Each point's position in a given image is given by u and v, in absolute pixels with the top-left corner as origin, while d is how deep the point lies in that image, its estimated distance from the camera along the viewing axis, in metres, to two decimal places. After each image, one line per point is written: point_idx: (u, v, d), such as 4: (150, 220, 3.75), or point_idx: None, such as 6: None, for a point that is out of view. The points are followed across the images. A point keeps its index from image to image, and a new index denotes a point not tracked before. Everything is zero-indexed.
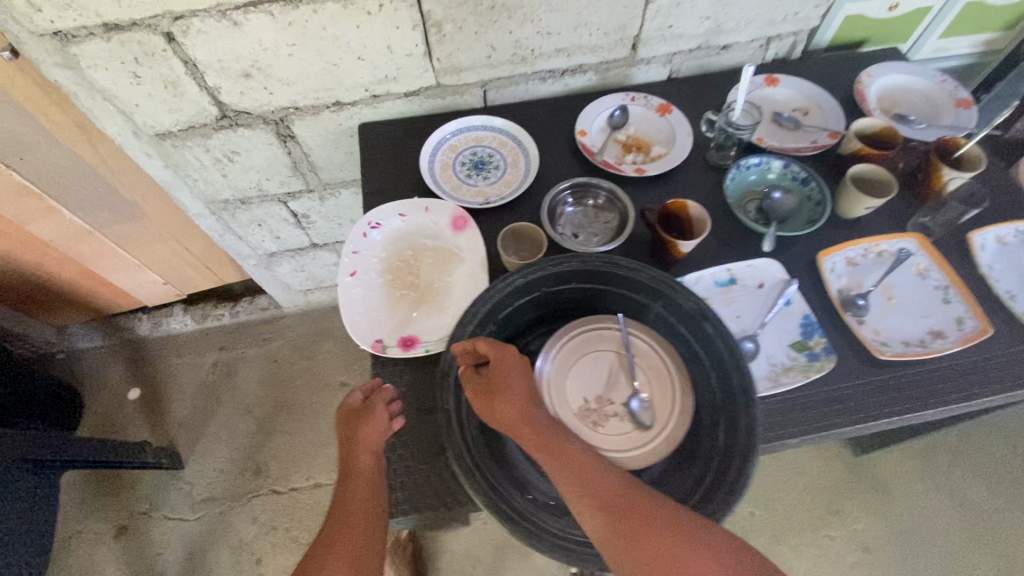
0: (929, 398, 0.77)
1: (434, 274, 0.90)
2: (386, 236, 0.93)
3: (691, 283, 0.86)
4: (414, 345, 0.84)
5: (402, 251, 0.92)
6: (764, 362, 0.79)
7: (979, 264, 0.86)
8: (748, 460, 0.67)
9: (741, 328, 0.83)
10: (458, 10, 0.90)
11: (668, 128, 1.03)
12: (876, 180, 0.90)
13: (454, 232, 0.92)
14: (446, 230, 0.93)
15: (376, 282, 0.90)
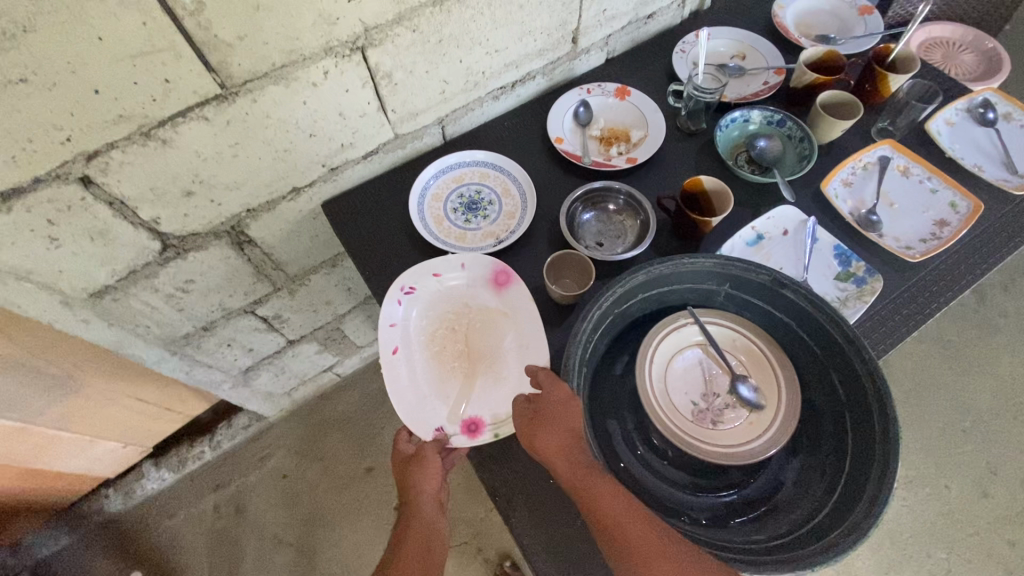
0: (962, 280, 0.85)
1: (483, 341, 0.82)
2: (421, 304, 0.84)
3: (728, 252, 0.88)
4: (480, 429, 0.75)
5: (442, 319, 0.84)
6: None
7: (944, 149, 0.96)
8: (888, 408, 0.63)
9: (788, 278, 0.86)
10: (407, 53, 0.82)
11: (634, 110, 1.03)
12: (840, 104, 0.96)
13: (497, 291, 0.84)
14: (487, 291, 0.85)
15: (423, 356, 0.81)
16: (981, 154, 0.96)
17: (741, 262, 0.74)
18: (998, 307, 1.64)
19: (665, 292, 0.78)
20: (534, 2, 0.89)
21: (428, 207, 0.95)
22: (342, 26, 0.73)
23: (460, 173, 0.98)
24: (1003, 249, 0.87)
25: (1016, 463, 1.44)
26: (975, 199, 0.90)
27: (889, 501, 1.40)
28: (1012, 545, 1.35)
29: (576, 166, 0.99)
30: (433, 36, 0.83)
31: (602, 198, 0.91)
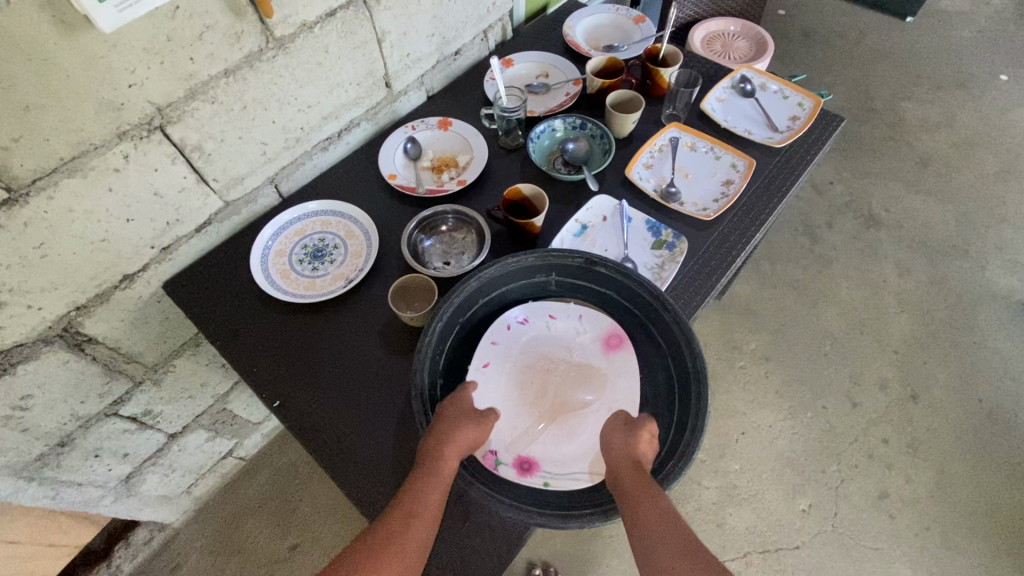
0: (752, 226, 0.99)
1: (573, 394, 0.78)
2: (529, 333, 0.84)
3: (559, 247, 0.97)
4: (531, 470, 0.71)
5: (545, 357, 0.82)
6: (645, 272, 0.94)
7: (720, 122, 1.13)
8: (692, 342, 0.74)
9: (614, 257, 0.96)
10: (212, 124, 0.85)
11: (458, 137, 1.12)
12: (628, 100, 1.10)
13: (606, 353, 0.81)
14: (597, 350, 0.82)
15: (508, 381, 0.80)
16: (749, 121, 1.13)
17: (556, 251, 0.83)
18: (829, 243, 1.90)
19: (503, 294, 0.84)
20: (332, 58, 0.95)
21: (273, 265, 0.96)
22: (130, 110, 0.75)
23: (300, 225, 1.01)
24: (778, 193, 1.03)
25: (873, 370, 1.65)
26: (748, 158, 1.06)
27: (781, 434, 1.55)
28: (886, 442, 1.53)
29: (413, 197, 1.04)
30: (236, 104, 0.86)
31: (436, 222, 0.97)
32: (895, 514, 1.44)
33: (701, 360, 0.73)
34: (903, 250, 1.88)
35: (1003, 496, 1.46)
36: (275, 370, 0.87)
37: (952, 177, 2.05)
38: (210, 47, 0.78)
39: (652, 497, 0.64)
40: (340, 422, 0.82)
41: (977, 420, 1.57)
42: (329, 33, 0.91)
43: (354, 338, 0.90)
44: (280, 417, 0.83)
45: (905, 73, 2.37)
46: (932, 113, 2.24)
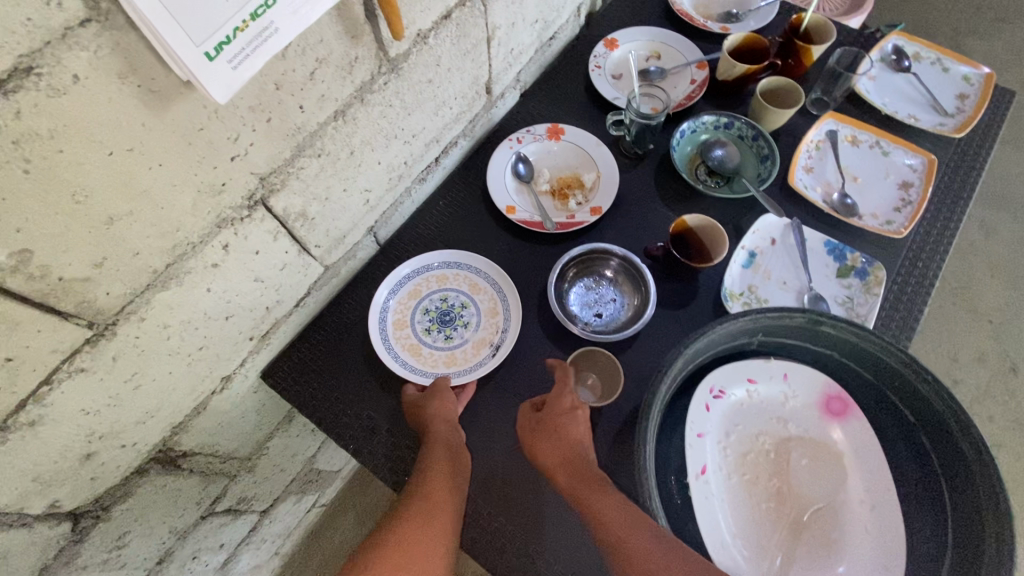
0: (943, 239, 0.85)
1: (814, 485, 0.65)
2: (730, 410, 0.70)
3: (730, 285, 0.82)
4: None
5: (759, 436, 0.68)
6: (837, 309, 0.80)
7: (879, 106, 0.95)
8: (961, 411, 0.59)
9: (794, 291, 0.82)
10: (317, 182, 0.65)
11: (575, 149, 0.93)
12: (779, 90, 0.92)
13: (829, 419, 0.69)
14: (816, 417, 0.69)
15: (734, 485, 0.65)
16: (909, 103, 0.96)
17: (769, 308, 0.67)
18: None
19: (701, 361, 0.70)
20: (443, 71, 0.74)
21: (397, 342, 0.79)
22: (232, 189, 0.54)
23: (410, 284, 0.83)
24: (963, 193, 0.89)
25: (971, 345, 1.57)
26: (925, 154, 0.90)
27: None
28: (991, 419, 1.48)
29: (540, 233, 0.86)
30: (343, 152, 0.66)
31: (593, 264, 0.81)
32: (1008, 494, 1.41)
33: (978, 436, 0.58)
34: (988, 208, 1.77)
35: None
36: None
37: None
38: (321, 86, 0.57)
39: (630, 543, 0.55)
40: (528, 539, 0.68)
41: None
42: (443, 40, 0.70)
43: (514, 427, 0.74)
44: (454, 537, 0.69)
45: (968, 4, 2.17)
46: (1000, 49, 2.07)
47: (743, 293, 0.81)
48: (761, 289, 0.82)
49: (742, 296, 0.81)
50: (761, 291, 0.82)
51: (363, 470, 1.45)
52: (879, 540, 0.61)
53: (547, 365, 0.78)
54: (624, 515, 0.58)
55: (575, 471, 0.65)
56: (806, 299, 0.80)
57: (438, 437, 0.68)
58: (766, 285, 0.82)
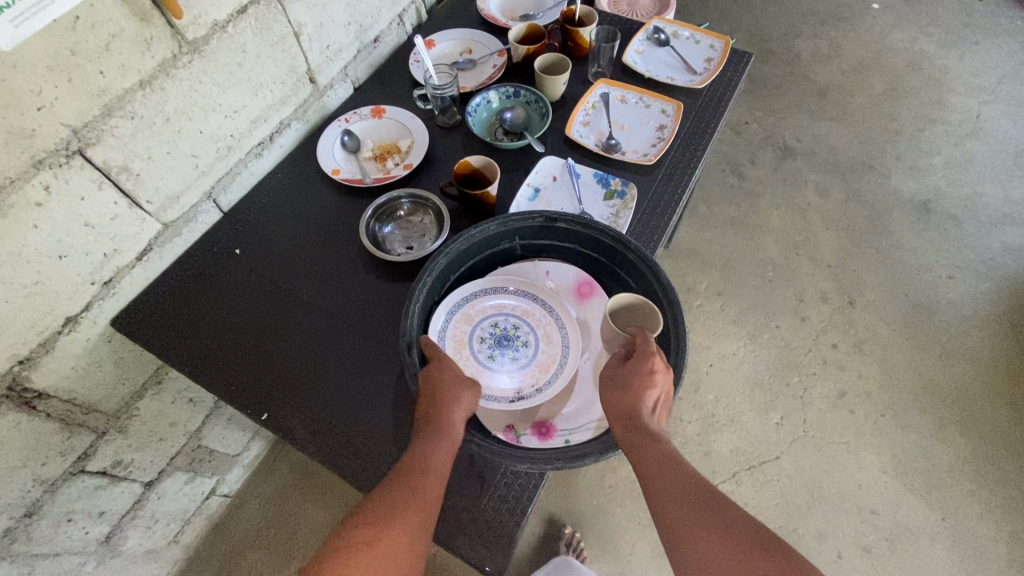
0: (689, 164, 1.05)
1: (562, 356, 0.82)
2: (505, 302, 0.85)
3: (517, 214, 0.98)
4: (551, 431, 0.74)
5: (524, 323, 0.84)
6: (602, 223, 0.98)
7: (643, 72, 1.17)
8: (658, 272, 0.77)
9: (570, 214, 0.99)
10: (135, 142, 0.80)
11: (395, 123, 1.10)
12: (556, 63, 1.13)
13: (580, 301, 0.85)
14: (569, 300, 0.85)
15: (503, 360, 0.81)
16: (668, 68, 1.19)
17: (517, 215, 0.83)
18: (754, 178, 2.03)
19: (471, 266, 0.85)
20: (252, 57, 0.91)
21: (452, 331, 0.80)
22: (43, 136, 0.69)
23: (497, 300, 0.83)
24: (707, 130, 1.10)
25: (813, 286, 1.78)
26: (675, 102, 1.11)
27: (745, 358, 1.66)
28: (835, 346, 1.67)
29: (362, 189, 1.02)
30: (157, 117, 0.82)
31: (391, 209, 0.96)
32: (855, 408, 1.57)
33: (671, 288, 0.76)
34: (819, 174, 2.04)
35: (941, 373, 1.63)
36: (255, 384, 0.83)
37: (849, 101, 2.23)
38: (120, 57, 0.73)
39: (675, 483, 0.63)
40: (336, 419, 0.80)
41: (909, 310, 1.73)
42: (244, 31, 0.88)
43: (331, 338, 0.87)
44: (273, 428, 0.80)
45: (794, 11, 2.52)
46: (822, 45, 2.40)
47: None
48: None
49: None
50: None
51: (267, 458, 1.52)
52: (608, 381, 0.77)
53: (360, 288, 0.92)
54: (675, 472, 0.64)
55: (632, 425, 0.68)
56: None
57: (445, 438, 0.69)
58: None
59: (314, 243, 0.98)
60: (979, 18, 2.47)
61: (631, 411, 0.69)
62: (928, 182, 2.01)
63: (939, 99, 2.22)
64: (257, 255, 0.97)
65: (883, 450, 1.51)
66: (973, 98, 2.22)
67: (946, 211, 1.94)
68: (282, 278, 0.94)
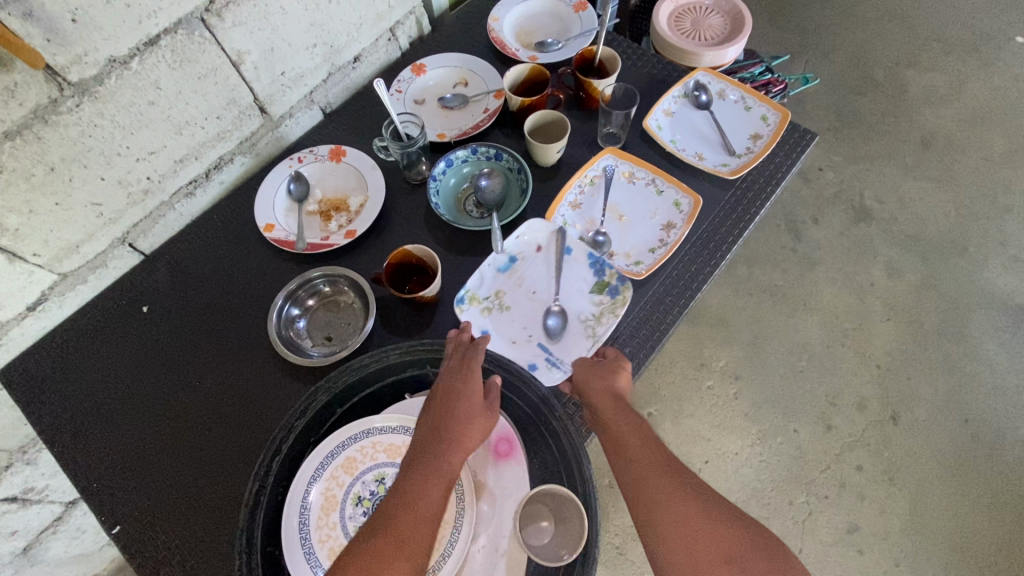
0: (691, 282, 0.83)
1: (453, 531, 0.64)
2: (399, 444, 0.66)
3: (477, 286, 0.81)
4: None
5: None
6: (576, 325, 0.79)
7: (665, 143, 0.94)
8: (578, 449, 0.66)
9: (543, 302, 0.82)
10: (7, 197, 0.68)
11: (353, 170, 0.94)
12: (553, 123, 0.91)
13: (494, 461, 0.67)
14: (482, 457, 0.67)
15: None
16: (700, 141, 0.94)
17: (427, 342, 0.72)
18: (811, 241, 1.72)
19: (364, 395, 0.70)
20: (169, 94, 0.77)
21: (327, 480, 0.64)
22: None
23: (398, 441, 0.66)
24: (728, 235, 0.87)
25: (852, 389, 1.51)
26: (695, 194, 0.88)
27: (748, 462, 1.44)
28: (859, 468, 1.42)
29: (294, 253, 0.87)
30: (37, 168, 0.69)
31: (305, 292, 0.81)
32: (864, 549, 1.34)
33: (585, 469, 0.65)
34: (895, 249, 1.70)
35: (986, 529, 1.35)
36: (121, 482, 0.74)
37: (956, 160, 1.83)
38: None
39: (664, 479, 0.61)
40: (189, 552, 0.69)
41: (964, 441, 1.44)
42: (155, 65, 0.73)
43: (214, 443, 0.76)
44: (121, 545, 0.70)
45: (914, 33, 2.06)
46: (940, 82, 1.96)
47: (486, 297, 0.81)
48: (508, 295, 0.82)
49: (483, 301, 0.81)
50: (507, 297, 0.82)
51: None
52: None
53: (259, 381, 0.79)
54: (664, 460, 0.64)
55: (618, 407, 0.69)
56: (548, 313, 0.80)
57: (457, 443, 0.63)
58: (515, 292, 0.82)
59: (225, 315, 0.84)
60: None
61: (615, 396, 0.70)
62: None
63: None
64: (164, 317, 0.85)
65: None
66: None
67: None
68: (179, 352, 0.82)
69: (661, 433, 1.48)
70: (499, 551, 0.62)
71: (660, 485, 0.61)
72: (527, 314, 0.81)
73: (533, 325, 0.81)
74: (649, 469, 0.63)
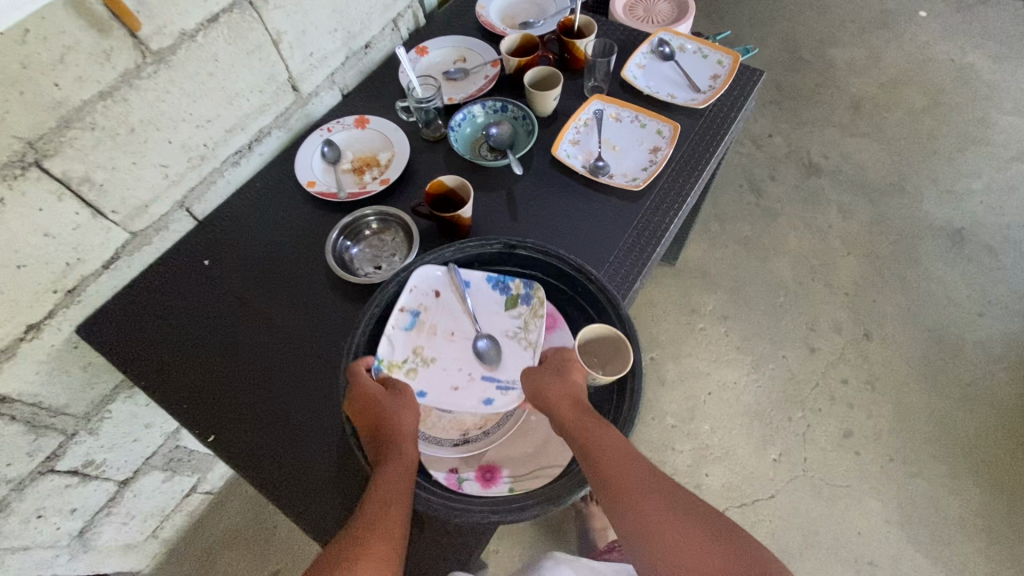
0: (681, 190, 0.99)
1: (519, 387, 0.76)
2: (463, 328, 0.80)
3: (388, 352, 0.76)
4: (495, 478, 0.68)
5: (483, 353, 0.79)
6: (511, 342, 0.79)
7: (642, 87, 1.11)
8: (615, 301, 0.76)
9: (468, 338, 0.80)
10: (97, 153, 0.79)
11: (377, 133, 1.07)
12: (547, 78, 1.08)
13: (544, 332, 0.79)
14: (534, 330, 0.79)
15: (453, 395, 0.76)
16: (670, 84, 1.12)
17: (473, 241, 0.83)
18: (772, 196, 1.93)
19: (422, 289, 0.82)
20: (224, 67, 0.89)
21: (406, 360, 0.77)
22: None
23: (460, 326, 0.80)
24: (705, 153, 1.03)
25: (827, 315, 1.68)
26: (673, 123, 1.04)
27: (746, 389, 1.57)
28: (845, 382, 1.57)
29: (335, 203, 0.99)
30: (121, 128, 0.80)
31: (358, 227, 0.93)
32: (861, 450, 1.47)
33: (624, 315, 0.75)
34: (844, 194, 1.91)
35: (961, 418, 1.51)
36: (207, 402, 0.82)
37: (883, 117, 2.08)
38: (76, 69, 0.72)
39: (642, 495, 0.61)
40: (280, 445, 0.78)
41: (930, 348, 1.61)
42: (215, 39, 0.86)
43: (289, 358, 0.85)
44: (217, 450, 0.78)
45: (831, 17, 2.37)
46: (859, 55, 2.25)
47: (404, 359, 0.77)
48: (427, 348, 0.78)
49: (403, 365, 0.77)
50: (427, 351, 0.78)
51: None
52: None
53: (322, 304, 0.89)
54: (642, 474, 0.63)
55: (583, 416, 0.67)
56: (479, 344, 0.79)
57: (396, 441, 0.67)
58: (433, 340, 0.79)
59: (281, 258, 0.95)
60: None
61: (576, 403, 0.68)
62: (963, 208, 1.86)
63: (984, 117, 2.06)
64: (225, 266, 0.95)
65: (888, 498, 1.41)
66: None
67: (980, 240, 1.80)
68: (245, 292, 0.92)
69: (664, 374, 1.61)
70: None
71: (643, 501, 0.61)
72: (456, 357, 0.79)
73: (469, 363, 0.78)
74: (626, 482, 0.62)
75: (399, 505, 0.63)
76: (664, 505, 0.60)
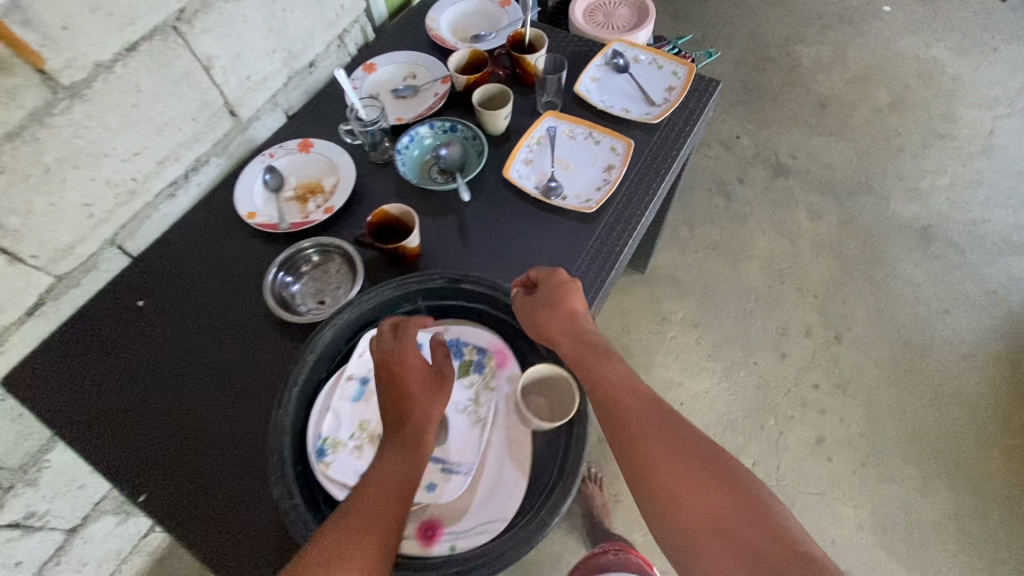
0: (636, 209, 0.96)
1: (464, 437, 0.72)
2: None
3: (331, 428, 0.69)
4: (436, 535, 0.64)
5: None
6: (458, 415, 0.73)
7: (595, 102, 1.08)
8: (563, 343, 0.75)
9: None
10: (8, 197, 0.74)
11: (322, 158, 1.02)
12: (497, 95, 1.04)
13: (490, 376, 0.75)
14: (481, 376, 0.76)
15: None
16: (625, 98, 1.09)
17: (414, 275, 0.78)
18: (740, 198, 1.91)
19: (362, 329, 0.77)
20: (149, 97, 0.85)
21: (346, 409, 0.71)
22: None
23: None
24: (659, 169, 1.00)
25: (797, 319, 1.67)
26: (627, 139, 1.01)
27: (719, 398, 1.56)
28: (816, 387, 1.57)
29: (277, 234, 0.95)
30: (33, 169, 0.75)
31: (298, 261, 0.89)
32: (833, 456, 1.47)
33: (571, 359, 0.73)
34: (812, 195, 1.91)
35: (930, 419, 1.51)
36: (139, 456, 0.78)
37: (849, 115, 2.08)
38: None
39: (643, 416, 0.65)
40: (216, 501, 0.74)
41: (898, 348, 1.62)
42: (136, 69, 0.81)
43: (227, 405, 0.81)
44: (149, 508, 0.74)
45: (796, 15, 2.36)
46: (824, 53, 2.24)
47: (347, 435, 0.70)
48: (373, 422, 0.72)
49: (348, 442, 0.69)
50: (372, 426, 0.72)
51: None
52: (508, 476, 0.68)
53: (263, 345, 0.85)
54: (641, 397, 0.67)
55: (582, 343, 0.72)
56: None
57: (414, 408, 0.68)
58: (379, 413, 0.72)
59: (222, 297, 0.90)
60: (997, 21, 2.29)
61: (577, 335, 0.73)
62: (929, 205, 1.87)
63: (947, 112, 2.07)
64: (162, 308, 0.90)
65: (860, 503, 1.41)
66: (986, 111, 2.06)
67: (947, 237, 1.81)
68: (184, 335, 0.87)
69: None
70: (507, 444, 0.70)
71: (641, 423, 0.65)
72: None
73: None
74: (622, 410, 0.66)
75: (402, 487, 0.62)
76: (661, 433, 0.64)
